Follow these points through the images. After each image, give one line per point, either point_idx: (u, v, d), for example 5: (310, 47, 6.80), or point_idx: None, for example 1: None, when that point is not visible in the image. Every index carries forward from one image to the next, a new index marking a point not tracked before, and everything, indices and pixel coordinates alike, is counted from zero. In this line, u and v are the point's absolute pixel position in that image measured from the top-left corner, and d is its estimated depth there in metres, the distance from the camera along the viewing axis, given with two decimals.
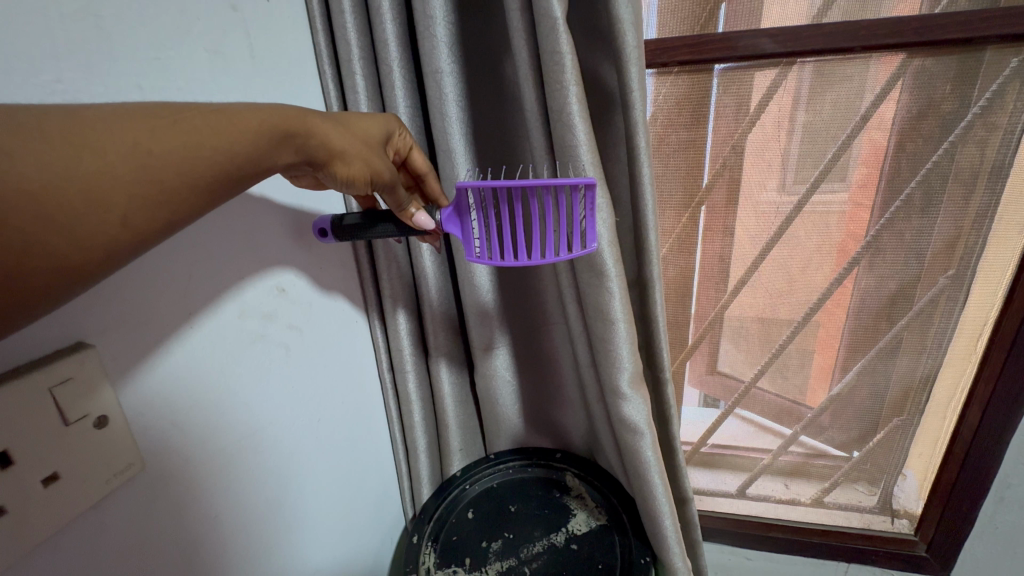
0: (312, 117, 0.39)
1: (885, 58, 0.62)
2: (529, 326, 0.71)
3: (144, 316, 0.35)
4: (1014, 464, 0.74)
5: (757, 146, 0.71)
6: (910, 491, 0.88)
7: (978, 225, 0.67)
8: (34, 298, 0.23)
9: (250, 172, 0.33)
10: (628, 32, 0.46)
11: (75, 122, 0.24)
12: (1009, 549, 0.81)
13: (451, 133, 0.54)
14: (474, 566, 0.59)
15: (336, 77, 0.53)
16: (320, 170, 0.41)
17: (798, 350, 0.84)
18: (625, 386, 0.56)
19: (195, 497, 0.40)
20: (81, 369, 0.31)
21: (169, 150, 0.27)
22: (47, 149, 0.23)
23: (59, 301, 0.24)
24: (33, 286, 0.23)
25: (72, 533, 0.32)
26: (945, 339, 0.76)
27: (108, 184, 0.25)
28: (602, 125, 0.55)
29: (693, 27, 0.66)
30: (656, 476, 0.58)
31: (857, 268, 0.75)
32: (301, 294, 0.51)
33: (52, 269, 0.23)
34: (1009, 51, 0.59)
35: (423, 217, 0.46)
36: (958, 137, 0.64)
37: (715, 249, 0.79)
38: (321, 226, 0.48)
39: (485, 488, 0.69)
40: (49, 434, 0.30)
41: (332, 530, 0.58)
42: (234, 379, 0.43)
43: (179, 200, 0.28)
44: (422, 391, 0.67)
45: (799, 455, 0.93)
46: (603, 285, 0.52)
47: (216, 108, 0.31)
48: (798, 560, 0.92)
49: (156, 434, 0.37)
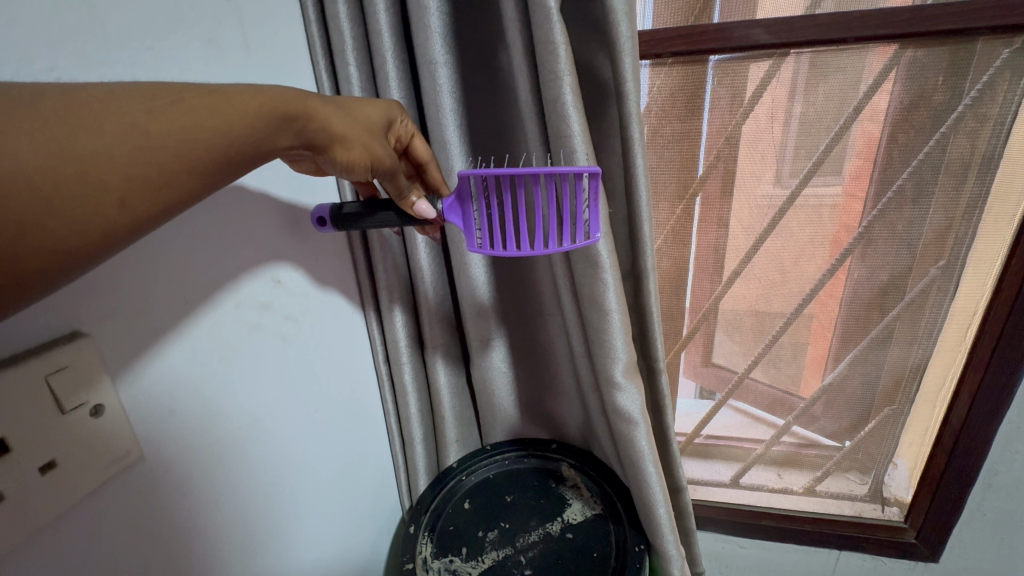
0: (313, 100, 0.38)
1: (879, 49, 0.62)
2: (524, 318, 0.71)
3: (141, 302, 0.35)
4: (1001, 451, 0.75)
5: (751, 137, 0.71)
6: (901, 480, 0.89)
7: (968, 217, 0.68)
8: (30, 282, 0.23)
9: (250, 155, 0.33)
10: (622, 23, 0.46)
11: (71, 102, 0.24)
12: (998, 533, 0.83)
13: (445, 125, 0.54)
14: (470, 555, 0.60)
15: (330, 67, 0.53)
16: (320, 155, 0.41)
17: (790, 341, 0.86)
18: (619, 376, 0.56)
19: (195, 483, 0.41)
20: (77, 358, 0.31)
21: (167, 132, 0.27)
22: (43, 129, 0.23)
23: (56, 283, 0.25)
24: (30, 268, 0.23)
25: (71, 516, 0.32)
26: (935, 328, 0.76)
27: (105, 165, 0.25)
28: (596, 116, 0.55)
29: (688, 17, 0.66)
30: (651, 464, 0.59)
31: (850, 259, 0.75)
32: (298, 287, 0.51)
33: (47, 249, 0.23)
34: (1001, 43, 0.59)
35: (423, 206, 0.46)
36: (949, 128, 0.65)
37: (710, 240, 0.80)
38: (319, 215, 0.48)
39: (482, 479, 0.69)
40: (46, 422, 0.30)
41: (329, 518, 0.59)
42: (231, 369, 0.43)
43: (179, 182, 0.28)
44: (418, 383, 0.67)
45: (790, 445, 0.94)
46: (598, 277, 0.52)
47: (216, 89, 0.31)
48: (790, 547, 0.94)
49: (154, 419, 0.37)
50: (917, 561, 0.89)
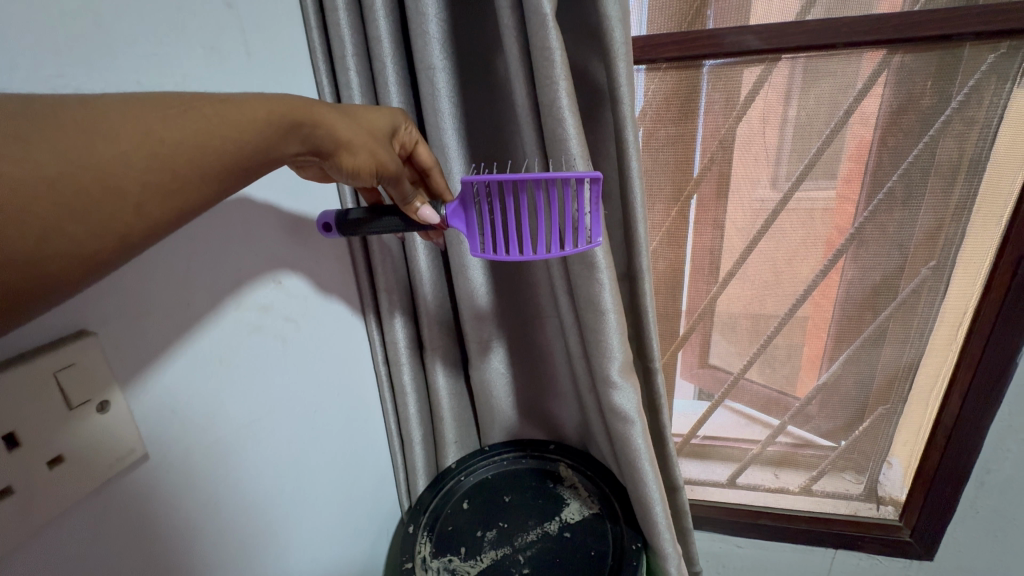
0: (319, 107, 0.39)
1: (869, 54, 0.64)
2: (521, 319, 0.72)
3: (146, 303, 0.36)
4: (993, 449, 0.76)
5: (744, 141, 0.73)
6: (896, 479, 0.90)
7: (957, 218, 0.69)
8: (47, 286, 0.24)
9: (259, 161, 0.33)
10: (616, 29, 0.47)
11: (88, 111, 0.25)
12: (991, 531, 0.83)
13: (444, 129, 0.55)
14: (469, 554, 0.60)
15: (330, 73, 0.54)
16: (326, 162, 0.42)
17: (784, 342, 0.87)
18: (615, 375, 0.57)
19: (197, 483, 0.41)
20: (85, 356, 0.32)
21: (180, 139, 0.28)
22: (62, 137, 0.24)
23: (74, 286, 0.25)
24: (50, 272, 0.24)
25: (76, 514, 0.33)
26: (927, 328, 0.77)
27: (121, 172, 0.26)
28: (591, 119, 0.56)
29: (681, 23, 0.68)
30: (647, 462, 0.59)
31: (843, 259, 0.76)
32: (298, 288, 0.52)
33: (68, 253, 0.24)
34: (986, 48, 0.60)
35: (427, 211, 0.47)
36: (937, 131, 0.66)
37: (705, 242, 0.81)
38: (325, 221, 0.48)
39: (480, 480, 0.70)
40: (55, 417, 0.31)
41: (328, 518, 0.59)
42: (232, 369, 0.44)
43: (191, 188, 0.29)
44: (417, 384, 0.68)
45: (786, 445, 0.95)
46: (593, 277, 0.53)
47: (225, 97, 0.32)
48: (786, 547, 0.94)
49: (156, 417, 0.37)
50: (912, 560, 0.89)
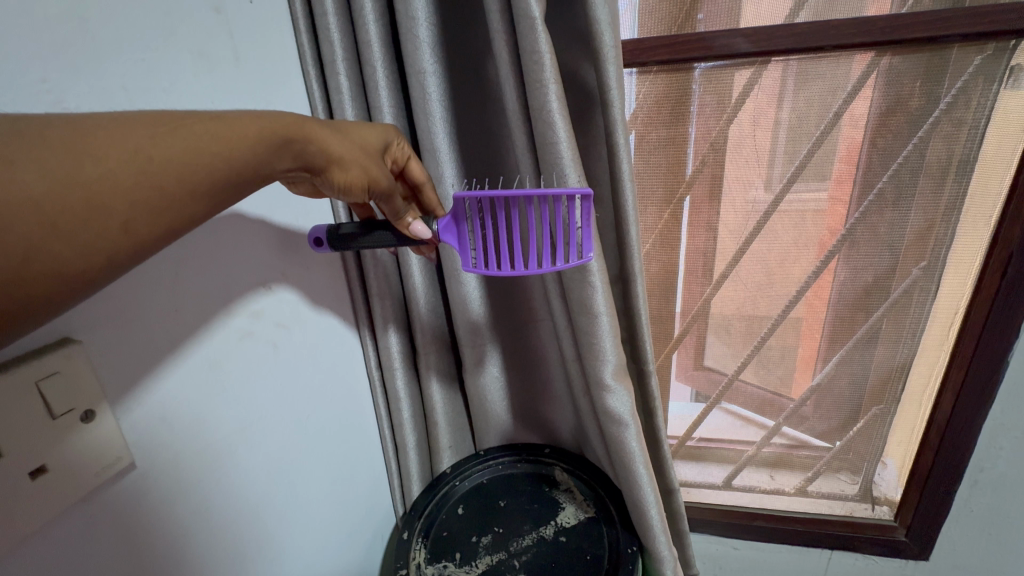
0: (312, 124, 0.39)
1: (859, 56, 0.64)
2: (515, 323, 0.72)
3: (135, 317, 0.36)
4: (987, 447, 0.76)
5: (735, 143, 0.73)
6: (891, 480, 0.91)
7: (947, 218, 0.70)
8: (30, 306, 0.23)
9: (249, 178, 0.33)
10: (606, 33, 0.47)
11: (77, 129, 0.25)
12: (986, 530, 0.84)
13: (435, 133, 0.55)
14: (464, 560, 0.60)
15: (321, 78, 0.54)
16: (317, 177, 0.41)
17: (778, 343, 0.87)
18: (609, 378, 0.57)
19: (186, 493, 0.41)
20: (68, 364, 0.31)
21: (170, 157, 0.28)
22: (49, 155, 0.23)
23: (60, 306, 0.25)
24: (34, 293, 0.23)
25: (59, 527, 0.32)
26: (920, 327, 0.77)
27: (110, 190, 0.25)
28: (582, 122, 0.57)
29: (671, 27, 0.68)
30: (641, 465, 0.59)
31: (835, 260, 0.77)
32: (290, 295, 0.52)
33: (53, 272, 0.24)
34: (972, 50, 0.61)
35: (418, 227, 0.47)
36: (925, 133, 0.66)
37: (699, 243, 0.81)
38: (317, 235, 0.48)
39: (475, 485, 0.69)
40: (36, 427, 0.30)
41: (321, 527, 0.58)
42: (224, 377, 0.43)
43: (181, 205, 0.29)
44: (410, 389, 0.68)
45: (781, 446, 0.95)
46: (586, 281, 0.53)
47: (217, 115, 0.31)
48: (782, 548, 0.94)
49: (146, 432, 0.37)
50: (908, 560, 0.90)
